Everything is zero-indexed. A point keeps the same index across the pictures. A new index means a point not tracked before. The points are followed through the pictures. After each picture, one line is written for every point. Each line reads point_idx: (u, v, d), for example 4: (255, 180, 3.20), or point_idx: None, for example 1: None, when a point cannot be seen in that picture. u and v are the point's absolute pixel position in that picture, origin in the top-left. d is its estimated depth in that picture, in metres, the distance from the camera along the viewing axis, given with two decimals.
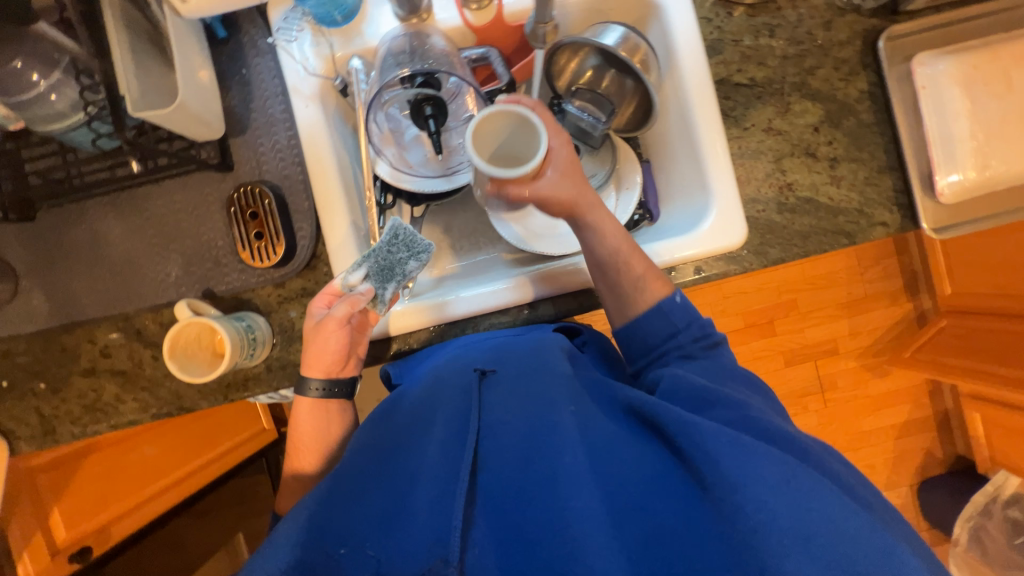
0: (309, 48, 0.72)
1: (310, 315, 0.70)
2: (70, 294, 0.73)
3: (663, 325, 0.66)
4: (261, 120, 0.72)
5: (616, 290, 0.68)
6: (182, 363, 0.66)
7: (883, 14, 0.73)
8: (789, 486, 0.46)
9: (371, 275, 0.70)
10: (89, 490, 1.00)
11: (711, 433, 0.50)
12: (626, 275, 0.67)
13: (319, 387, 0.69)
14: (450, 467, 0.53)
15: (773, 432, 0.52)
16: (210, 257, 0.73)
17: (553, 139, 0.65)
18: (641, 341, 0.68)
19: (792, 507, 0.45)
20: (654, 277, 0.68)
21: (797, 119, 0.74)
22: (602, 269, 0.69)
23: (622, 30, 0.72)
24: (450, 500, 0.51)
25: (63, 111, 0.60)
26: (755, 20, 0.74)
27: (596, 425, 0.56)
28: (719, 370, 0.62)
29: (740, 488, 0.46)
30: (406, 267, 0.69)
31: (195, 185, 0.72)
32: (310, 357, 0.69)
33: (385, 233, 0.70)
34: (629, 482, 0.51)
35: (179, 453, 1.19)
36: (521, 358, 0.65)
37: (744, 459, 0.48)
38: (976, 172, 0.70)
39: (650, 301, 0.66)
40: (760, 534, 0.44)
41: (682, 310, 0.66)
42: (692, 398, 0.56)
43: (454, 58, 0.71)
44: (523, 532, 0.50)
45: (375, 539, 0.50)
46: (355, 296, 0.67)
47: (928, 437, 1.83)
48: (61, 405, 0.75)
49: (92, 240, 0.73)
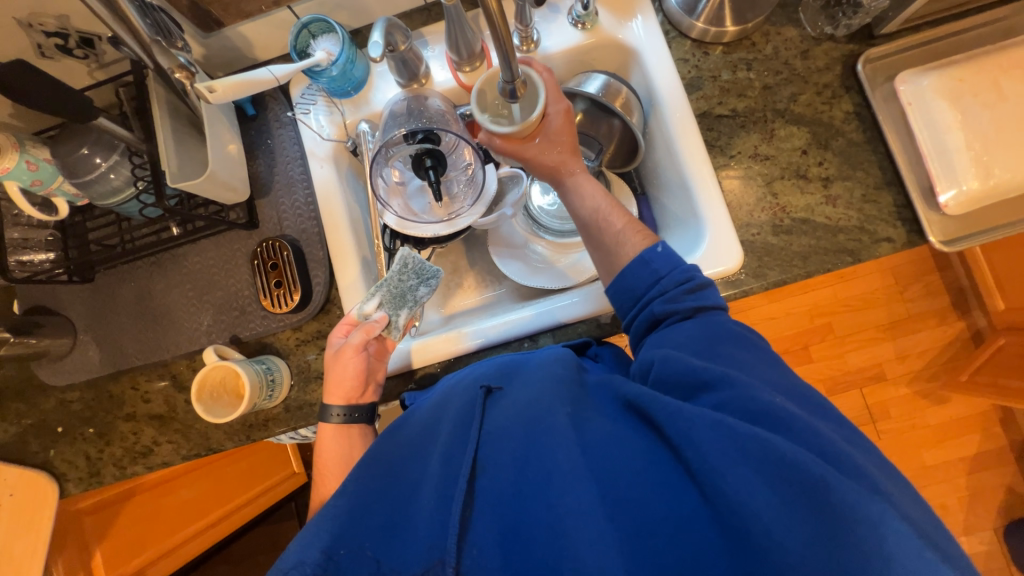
0: (324, 117, 0.81)
1: (330, 344, 0.75)
2: (118, 346, 0.81)
3: (645, 273, 0.62)
4: (282, 182, 0.81)
5: (600, 247, 0.69)
6: (208, 406, 0.72)
7: (859, 39, 0.76)
8: (772, 468, 0.44)
9: (384, 303, 0.75)
10: (128, 532, 1.05)
11: (696, 418, 0.47)
12: (606, 230, 0.68)
13: (340, 413, 0.71)
14: (451, 471, 0.54)
15: (768, 411, 0.48)
16: (238, 306, 0.80)
17: (549, 106, 0.68)
18: (627, 292, 0.63)
19: (779, 493, 0.43)
20: (638, 231, 0.66)
21: (784, 143, 0.75)
22: (587, 228, 0.71)
23: (603, 77, 0.78)
24: (449, 503, 0.52)
25: (118, 186, 0.70)
26: (732, 56, 0.78)
27: (593, 425, 0.53)
28: (713, 331, 0.57)
29: (724, 474, 0.44)
30: (417, 293, 0.76)
31: (226, 242, 0.81)
32: (331, 385, 0.72)
33: (396, 263, 0.76)
34: (623, 475, 0.49)
35: (214, 497, 1.21)
36: (524, 373, 0.63)
37: (731, 446, 0.45)
38: (979, 182, 0.68)
39: (634, 252, 0.65)
40: (741, 516, 0.43)
41: (665, 260, 0.62)
42: (680, 386, 0.53)
43: (450, 115, 0.78)
44: (522, 531, 0.49)
45: (374, 541, 0.52)
46: (371, 324, 0.72)
47: (1008, 471, 1.61)
48: (106, 449, 0.82)
49: (139, 296, 0.82)
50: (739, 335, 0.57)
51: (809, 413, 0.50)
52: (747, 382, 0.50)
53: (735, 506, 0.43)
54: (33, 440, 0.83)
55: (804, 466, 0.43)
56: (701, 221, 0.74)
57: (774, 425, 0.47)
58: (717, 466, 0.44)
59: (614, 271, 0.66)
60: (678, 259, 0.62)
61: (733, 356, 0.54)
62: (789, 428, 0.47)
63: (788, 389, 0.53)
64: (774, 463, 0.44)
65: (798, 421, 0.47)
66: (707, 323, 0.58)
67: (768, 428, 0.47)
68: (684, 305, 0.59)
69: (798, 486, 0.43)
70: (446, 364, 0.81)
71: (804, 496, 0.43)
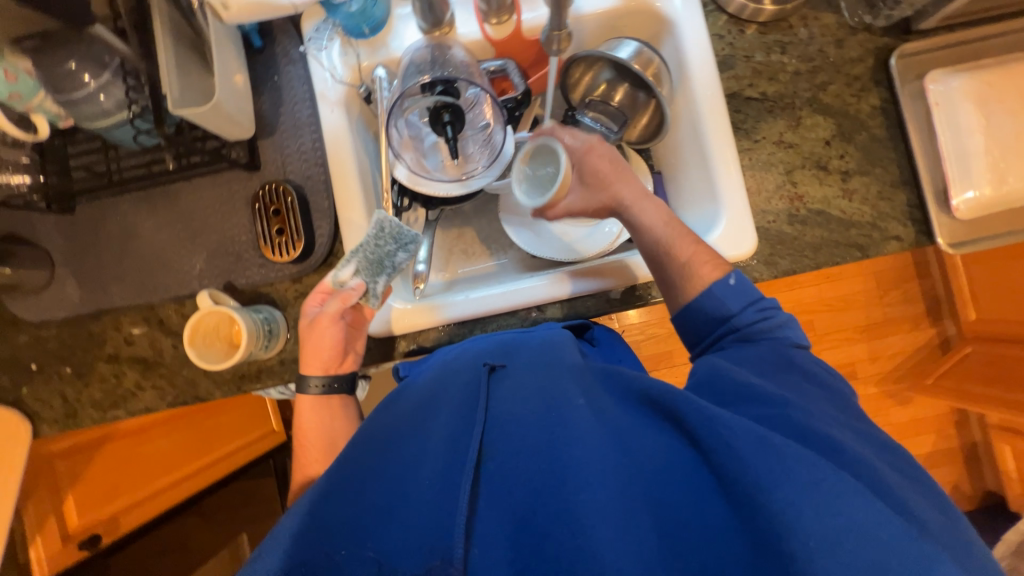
0: (337, 58, 0.76)
1: (304, 313, 0.73)
2: (100, 284, 0.77)
3: (716, 309, 0.61)
4: (289, 124, 0.77)
5: (665, 278, 0.67)
6: (201, 351, 0.68)
7: (894, 34, 0.74)
8: (824, 489, 0.41)
9: (361, 270, 0.70)
10: (101, 479, 1.01)
11: (738, 428, 0.45)
12: (670, 263, 0.65)
13: (319, 384, 0.70)
14: (456, 455, 0.50)
15: (816, 433, 0.46)
16: (234, 251, 0.76)
17: (577, 154, 0.72)
18: (695, 326, 0.64)
19: (826, 514, 0.39)
20: (703, 262, 0.64)
21: (808, 133, 0.75)
22: (652, 258, 0.67)
23: (636, 44, 0.75)
24: (455, 491, 0.47)
25: (109, 109, 0.65)
26: (767, 37, 0.76)
27: (610, 416, 0.51)
28: (775, 357, 0.56)
29: (765, 488, 0.41)
30: (395, 259, 0.68)
31: (223, 182, 0.76)
32: (307, 355, 0.71)
33: (371, 227, 0.69)
34: (646, 474, 0.46)
35: (191, 447, 1.20)
36: (533, 351, 0.62)
37: (773, 458, 0.42)
38: (992, 188, 0.69)
39: (701, 283, 0.63)
40: (784, 535, 0.39)
41: (738, 296, 0.61)
42: (724, 394, 0.51)
43: (473, 68, 0.75)
44: (532, 525, 0.45)
45: (369, 526, 0.46)
46: (348, 292, 0.69)
47: (954, 470, 1.73)
48: (84, 390, 0.78)
49: (126, 232, 0.77)
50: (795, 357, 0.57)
51: (857, 440, 0.47)
52: (792, 404, 0.49)
53: (779, 526, 0.40)
54: (3, 376, 0.78)
55: (854, 490, 0.41)
56: (720, 205, 0.73)
57: (821, 446, 0.45)
58: (759, 480, 0.41)
59: (682, 302, 0.64)
60: (750, 294, 0.61)
61: (794, 382, 0.53)
62: (840, 453, 0.44)
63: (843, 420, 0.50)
64: (826, 485, 0.41)
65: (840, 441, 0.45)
66: (765, 348, 0.58)
67: (815, 449, 0.44)
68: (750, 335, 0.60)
69: (850, 514, 0.39)
70: (449, 330, 0.80)
71: (853, 528, 0.39)
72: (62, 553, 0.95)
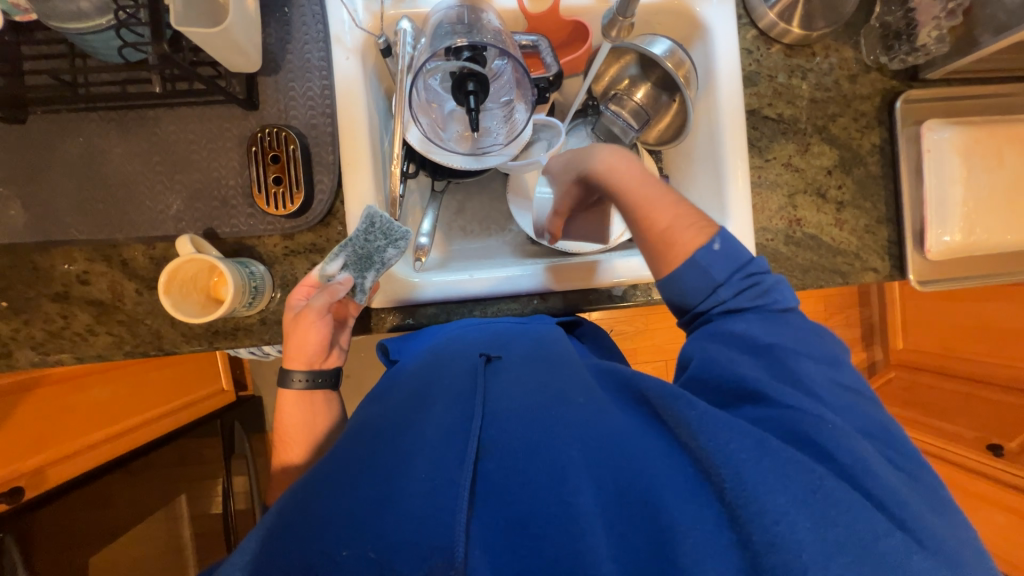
0: (360, 2, 0.70)
1: (287, 307, 0.67)
2: (51, 209, 0.67)
3: (701, 280, 0.56)
4: (296, 64, 0.70)
5: (643, 241, 0.60)
6: (177, 301, 0.62)
7: (902, 78, 0.79)
8: (816, 497, 0.42)
9: (349, 263, 0.67)
10: (31, 427, 0.90)
11: (735, 433, 0.46)
12: (651, 228, 0.58)
13: (303, 378, 0.65)
14: (453, 449, 0.49)
15: (812, 439, 0.47)
16: (219, 195, 0.69)
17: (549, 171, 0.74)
18: (679, 296, 0.58)
19: (816, 523, 0.41)
20: (681, 231, 0.58)
21: (814, 160, 0.78)
22: (627, 221, 0.61)
23: (670, 43, 0.74)
24: (453, 489, 0.45)
25: (86, 11, 0.56)
26: (791, 60, 0.79)
27: (607, 417, 0.52)
28: (777, 331, 0.55)
29: (761, 496, 0.42)
30: (385, 255, 0.66)
31: (214, 117, 0.68)
32: (290, 349, 0.65)
33: (360, 221, 0.67)
34: (642, 474, 0.47)
35: (131, 401, 1.10)
36: (528, 346, 0.65)
37: (772, 469, 0.43)
38: (961, 236, 0.77)
39: (684, 252, 0.57)
40: (778, 547, 0.40)
41: (724, 264, 0.56)
42: (723, 395, 0.53)
43: (506, 37, 0.71)
44: (530, 526, 0.44)
45: (359, 514, 0.44)
46: (335, 287, 0.64)
47: None
48: (21, 329, 0.69)
49: (89, 156, 0.67)
50: (803, 342, 0.55)
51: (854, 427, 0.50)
52: (795, 404, 0.49)
53: (773, 536, 0.40)
54: None
55: (842, 498, 0.42)
56: (726, 217, 0.75)
57: (815, 454, 0.46)
58: (755, 487, 0.42)
59: (663, 266, 0.58)
60: (738, 259, 0.56)
61: (797, 374, 0.52)
62: (835, 459, 0.46)
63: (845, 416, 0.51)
64: (818, 494, 0.42)
65: (836, 441, 0.47)
66: (763, 324, 0.55)
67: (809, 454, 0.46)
68: (747, 301, 0.56)
69: (840, 524, 0.41)
70: (446, 307, 0.78)
71: (841, 536, 0.40)
72: None
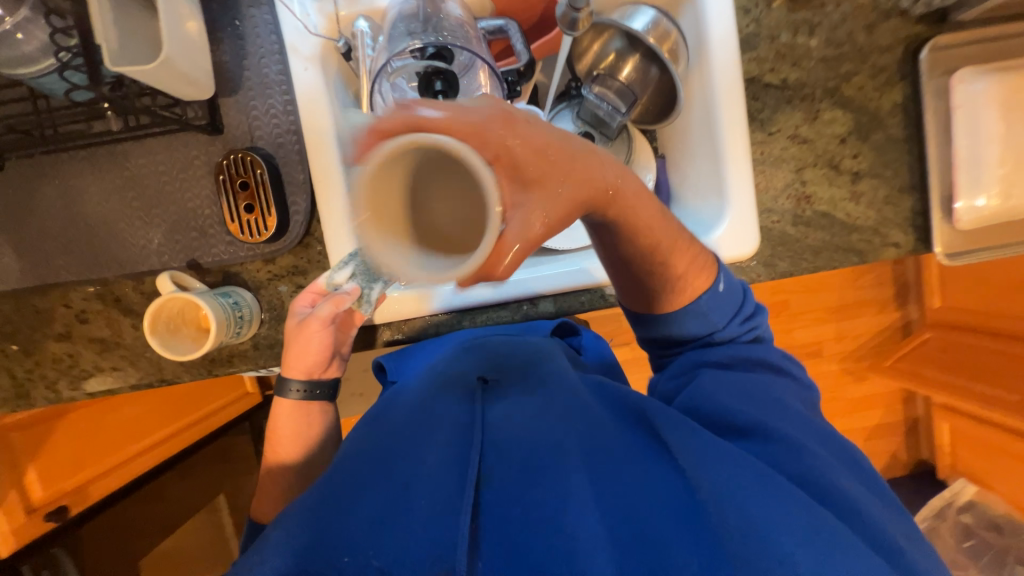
0: (312, 5, 0.66)
1: (292, 313, 0.67)
2: (42, 255, 0.68)
3: (701, 326, 0.55)
4: (254, 80, 0.67)
5: (641, 285, 0.53)
6: (166, 340, 0.63)
7: (929, 22, 0.69)
8: (822, 536, 0.40)
9: (358, 273, 0.63)
10: (65, 449, 0.96)
11: (739, 467, 0.45)
12: (663, 277, 0.51)
13: (300, 388, 0.69)
14: (457, 471, 0.47)
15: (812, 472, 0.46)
16: (197, 226, 0.68)
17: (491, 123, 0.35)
18: (673, 336, 0.57)
19: (826, 562, 0.38)
20: (698, 272, 0.54)
21: (825, 128, 0.70)
22: (626, 270, 0.51)
23: (652, 14, 0.68)
24: (455, 517, 0.43)
25: (31, 53, 0.55)
26: (795, 16, 0.69)
27: (609, 441, 0.50)
28: (765, 367, 0.57)
29: (766, 532, 0.40)
30: None
31: (180, 146, 0.67)
32: (291, 358, 0.67)
33: None
34: (644, 506, 0.44)
35: (164, 414, 1.17)
36: (522, 368, 0.64)
37: (772, 500, 0.42)
38: (999, 200, 0.68)
39: (691, 295, 0.54)
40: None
41: (723, 307, 0.55)
42: (724, 419, 0.51)
43: (470, 29, 0.65)
44: (530, 556, 0.41)
45: (355, 537, 0.42)
46: (341, 296, 0.63)
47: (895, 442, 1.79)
48: (35, 369, 0.72)
49: (67, 198, 0.67)
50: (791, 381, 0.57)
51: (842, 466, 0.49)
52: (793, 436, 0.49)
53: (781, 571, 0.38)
54: None
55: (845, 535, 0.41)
56: (724, 202, 0.69)
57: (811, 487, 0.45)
58: (762, 521, 0.41)
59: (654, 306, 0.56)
60: (737, 302, 0.57)
61: (792, 409, 0.53)
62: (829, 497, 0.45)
63: (834, 450, 0.51)
64: (826, 532, 0.40)
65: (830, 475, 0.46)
66: (748, 352, 0.57)
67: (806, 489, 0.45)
68: (735, 334, 0.57)
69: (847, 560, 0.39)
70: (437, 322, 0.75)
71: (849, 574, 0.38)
72: (26, 524, 0.91)
